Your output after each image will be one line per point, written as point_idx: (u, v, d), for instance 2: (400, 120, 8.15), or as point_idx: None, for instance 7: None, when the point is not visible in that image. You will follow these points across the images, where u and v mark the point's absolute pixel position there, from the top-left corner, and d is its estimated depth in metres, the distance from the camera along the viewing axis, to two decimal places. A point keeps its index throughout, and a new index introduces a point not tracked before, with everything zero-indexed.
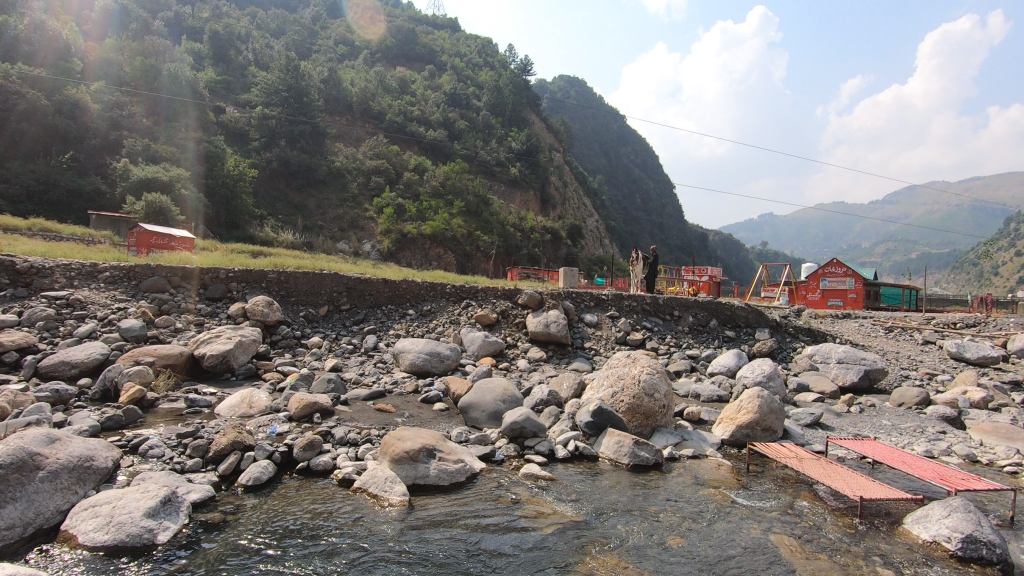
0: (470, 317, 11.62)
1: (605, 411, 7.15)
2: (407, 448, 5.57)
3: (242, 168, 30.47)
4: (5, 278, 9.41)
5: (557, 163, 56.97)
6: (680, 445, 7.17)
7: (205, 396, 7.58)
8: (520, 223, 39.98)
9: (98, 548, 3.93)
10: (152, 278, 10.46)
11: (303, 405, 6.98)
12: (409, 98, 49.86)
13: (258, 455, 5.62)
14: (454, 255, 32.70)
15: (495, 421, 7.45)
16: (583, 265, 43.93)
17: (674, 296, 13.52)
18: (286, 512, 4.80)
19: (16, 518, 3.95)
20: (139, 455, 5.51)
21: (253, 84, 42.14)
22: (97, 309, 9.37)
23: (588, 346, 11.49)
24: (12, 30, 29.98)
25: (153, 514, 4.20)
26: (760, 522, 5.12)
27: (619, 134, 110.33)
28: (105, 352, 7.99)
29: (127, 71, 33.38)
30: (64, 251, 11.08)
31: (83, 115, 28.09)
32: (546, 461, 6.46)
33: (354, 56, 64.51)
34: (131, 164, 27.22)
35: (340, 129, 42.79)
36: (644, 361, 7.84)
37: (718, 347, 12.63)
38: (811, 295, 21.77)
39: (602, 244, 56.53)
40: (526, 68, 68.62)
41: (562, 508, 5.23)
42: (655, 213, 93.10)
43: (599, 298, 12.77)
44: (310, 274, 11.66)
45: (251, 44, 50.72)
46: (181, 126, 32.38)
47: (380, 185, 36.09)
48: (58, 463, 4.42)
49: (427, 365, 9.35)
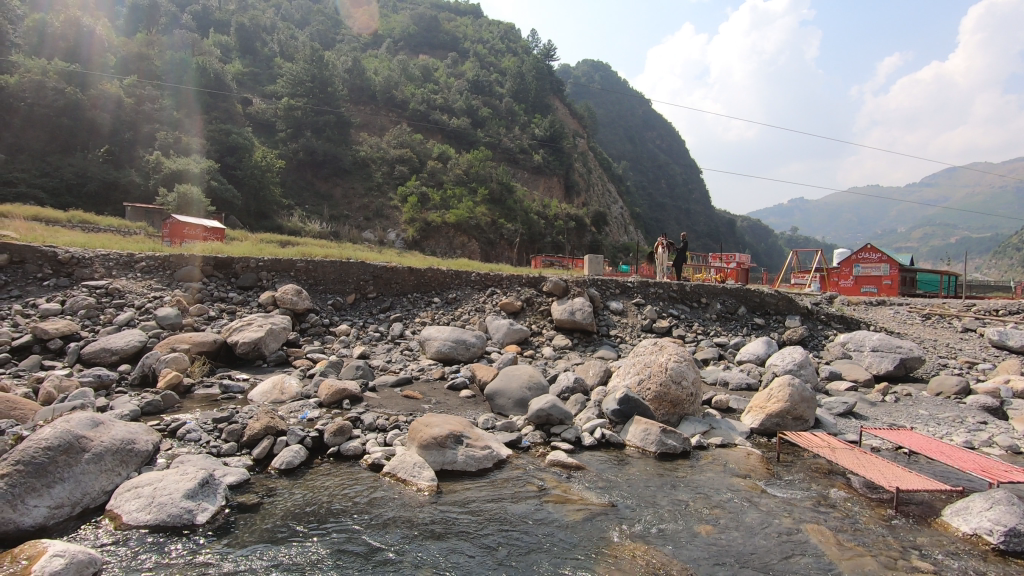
0: (494, 304, 11.66)
1: (632, 399, 7.13)
2: (435, 433, 5.64)
3: (269, 159, 31.05)
4: (49, 269, 9.83)
5: (581, 149, 56.52)
6: (708, 433, 7.11)
7: (238, 382, 7.81)
8: (544, 211, 39.77)
9: (140, 527, 4.09)
10: (186, 268, 10.75)
11: (333, 391, 7.12)
12: (432, 87, 49.94)
13: (290, 439, 5.75)
14: (478, 243, 32.80)
15: (520, 408, 7.48)
16: (607, 253, 43.52)
17: (702, 283, 13.35)
18: (318, 494, 4.92)
19: (64, 497, 4.14)
20: (177, 439, 5.71)
21: (279, 75, 42.74)
22: (134, 298, 9.67)
23: (613, 334, 11.41)
24: (47, 27, 30.99)
25: (192, 495, 4.34)
26: (791, 512, 5.05)
27: (644, 119, 108.60)
28: (143, 339, 8.25)
29: (158, 66, 34.28)
30: (103, 242, 11.47)
31: (118, 108, 28.83)
32: (573, 448, 6.47)
33: (377, 45, 64.78)
34: (163, 156, 27.95)
35: (365, 119, 43.14)
36: (671, 349, 7.76)
37: (747, 334, 12.43)
38: (844, 281, 21.18)
39: (627, 231, 55.94)
40: (548, 53, 68.03)
41: (589, 495, 5.25)
42: (681, 199, 91.51)
43: (624, 285, 12.67)
44: (337, 262, 11.83)
45: (277, 35, 51.29)
46: (210, 119, 33.11)
47: (404, 174, 36.28)
48: (102, 446, 4.59)
49: (453, 352, 9.42)
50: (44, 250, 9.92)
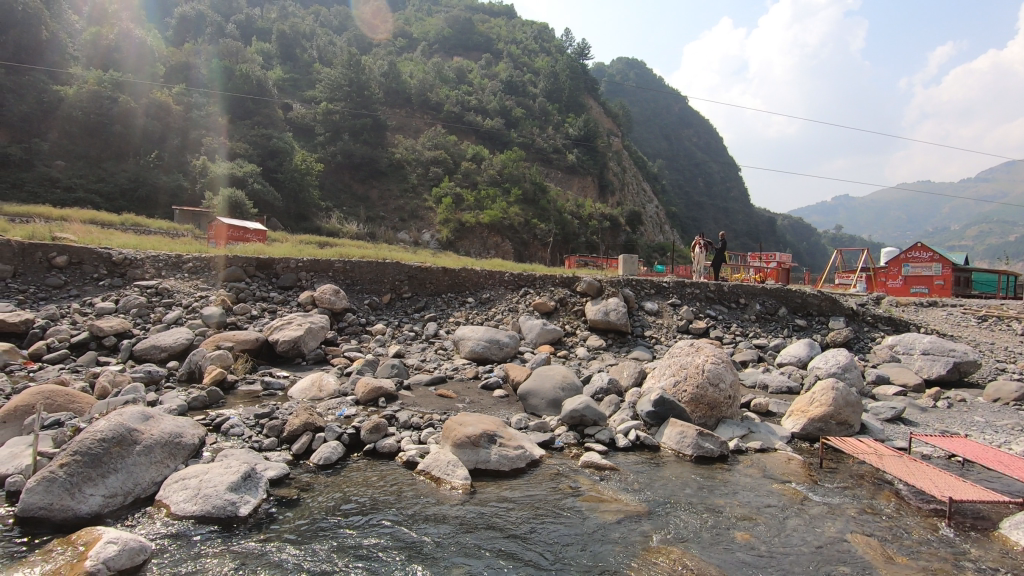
0: (528, 305, 11.65)
1: (667, 401, 7.00)
2: (468, 433, 5.68)
3: (308, 162, 31.87)
4: (104, 270, 10.33)
5: (616, 148, 56.00)
6: (747, 438, 6.93)
7: (279, 379, 8.04)
8: (579, 211, 39.48)
9: (188, 517, 4.25)
10: (230, 268, 11.13)
11: (369, 389, 7.24)
12: (466, 88, 50.33)
13: (327, 436, 5.88)
14: (511, 244, 32.83)
15: (554, 408, 7.46)
16: (643, 252, 42.94)
17: (740, 283, 13.03)
18: (354, 490, 5.02)
19: (118, 487, 4.34)
20: (222, 433, 5.92)
21: (318, 81, 43.86)
22: (182, 297, 10.08)
23: (648, 334, 11.24)
24: (103, 40, 32.63)
25: (236, 488, 4.49)
26: (836, 520, 4.87)
27: (679, 116, 106.89)
28: (190, 337, 8.57)
29: (205, 74, 35.64)
30: (153, 244, 11.98)
31: (167, 115, 30.09)
32: (606, 449, 6.40)
33: (412, 48, 65.73)
34: (209, 161, 29.07)
35: (400, 121, 43.83)
36: (708, 351, 7.59)
37: (787, 336, 12.07)
38: (892, 282, 20.20)
39: (663, 230, 55.08)
40: (582, 51, 67.65)
41: (623, 497, 5.19)
42: (719, 197, 89.54)
43: (660, 286, 12.48)
44: (373, 263, 12.04)
45: (316, 41, 52.62)
46: (253, 124, 34.20)
47: (439, 175, 36.73)
48: (152, 439, 4.80)
49: (487, 352, 9.46)
50: (100, 252, 10.44)
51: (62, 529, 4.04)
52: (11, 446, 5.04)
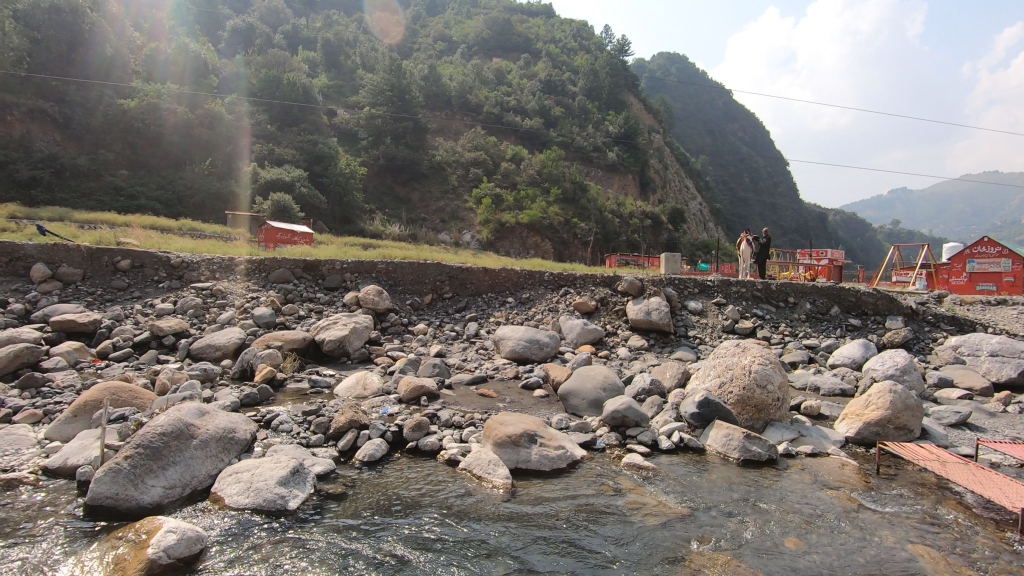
0: (568, 304, 11.59)
1: (712, 402, 6.83)
2: (509, 432, 5.70)
3: (352, 167, 32.74)
4: (163, 273, 10.89)
5: (657, 145, 55.12)
6: (798, 441, 6.68)
7: (325, 378, 8.27)
8: (619, 209, 38.96)
9: (242, 509, 4.43)
10: (279, 270, 11.53)
11: (411, 388, 7.36)
12: (506, 89, 50.64)
13: (372, 434, 6.01)
14: (551, 243, 32.76)
15: (595, 409, 7.40)
16: (686, 251, 42.06)
17: (789, 282, 12.59)
18: (398, 487, 5.10)
19: (177, 479, 4.56)
20: (272, 429, 6.14)
21: (360, 87, 44.99)
22: (235, 298, 10.51)
23: (692, 334, 11.00)
24: (162, 55, 34.39)
25: (285, 483, 4.65)
26: (894, 529, 4.65)
27: (723, 111, 104.31)
28: (242, 336, 8.94)
29: (254, 83, 37.05)
30: (208, 248, 12.56)
31: (220, 125, 31.44)
32: (649, 451, 6.30)
33: (452, 52, 66.59)
34: (259, 168, 30.23)
35: (441, 124, 44.49)
36: (756, 351, 7.36)
37: (841, 336, 11.56)
38: (955, 279, 18.18)
39: (706, 228, 53.82)
40: (623, 48, 66.85)
41: (667, 499, 5.11)
42: (766, 193, 86.76)
43: (704, 285, 12.20)
44: (415, 264, 12.25)
45: (359, 48, 54.00)
46: (299, 130, 35.31)
47: (478, 176, 37.08)
48: (208, 434, 5.03)
49: (527, 352, 9.46)
50: (159, 256, 11.00)
51: (126, 517, 4.28)
52: (81, 439, 5.37)
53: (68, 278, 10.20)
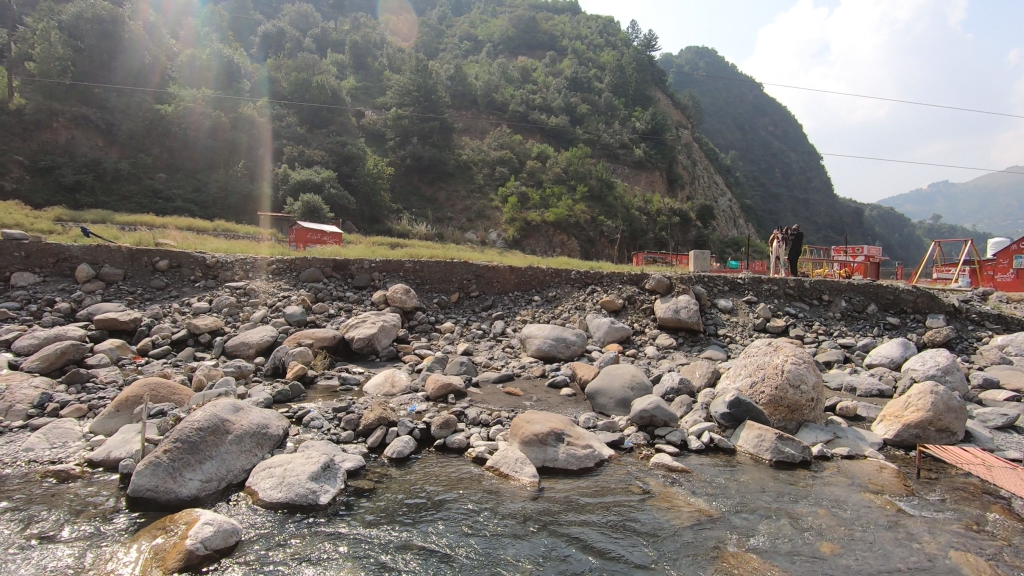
0: (595, 303, 11.51)
1: (743, 402, 6.70)
2: (536, 431, 5.70)
3: (380, 168, 33.17)
4: (199, 273, 11.21)
5: (685, 141, 54.29)
6: (833, 443, 6.50)
7: (354, 375, 8.40)
8: (647, 207, 38.43)
9: (274, 504, 4.52)
10: (309, 270, 11.74)
11: (439, 386, 7.42)
12: (531, 87, 50.61)
13: (400, 431, 6.08)
14: (578, 241, 32.56)
15: (622, 408, 7.33)
16: (715, 248, 41.32)
17: (823, 279, 12.26)
18: (426, 484, 5.15)
19: (213, 472, 4.70)
20: (303, 425, 6.27)
21: (387, 88, 45.52)
22: (267, 297, 10.75)
23: (722, 333, 10.80)
24: (197, 61, 35.40)
25: (316, 478, 4.74)
26: (934, 535, 4.50)
27: (753, 105, 102.17)
28: (274, 334, 9.15)
29: (285, 87, 37.83)
30: (242, 248, 12.88)
31: (252, 128, 32.22)
32: (678, 451, 6.22)
33: (478, 51, 66.79)
34: (290, 169, 30.85)
35: (467, 123, 44.76)
36: (788, 350, 7.20)
37: (878, 335, 11.20)
38: (1000, 275, 16.65)
39: (736, 225, 52.77)
40: (650, 43, 66.03)
41: (697, 501, 5.02)
42: (798, 188, 84.65)
43: (734, 282, 11.98)
44: (442, 263, 12.33)
45: (386, 50, 54.67)
46: (328, 131, 35.90)
47: (505, 175, 37.11)
48: (243, 429, 5.17)
49: (553, 351, 9.43)
50: (196, 256, 11.33)
51: (165, 509, 4.42)
52: (123, 433, 5.58)
53: (110, 278, 10.59)
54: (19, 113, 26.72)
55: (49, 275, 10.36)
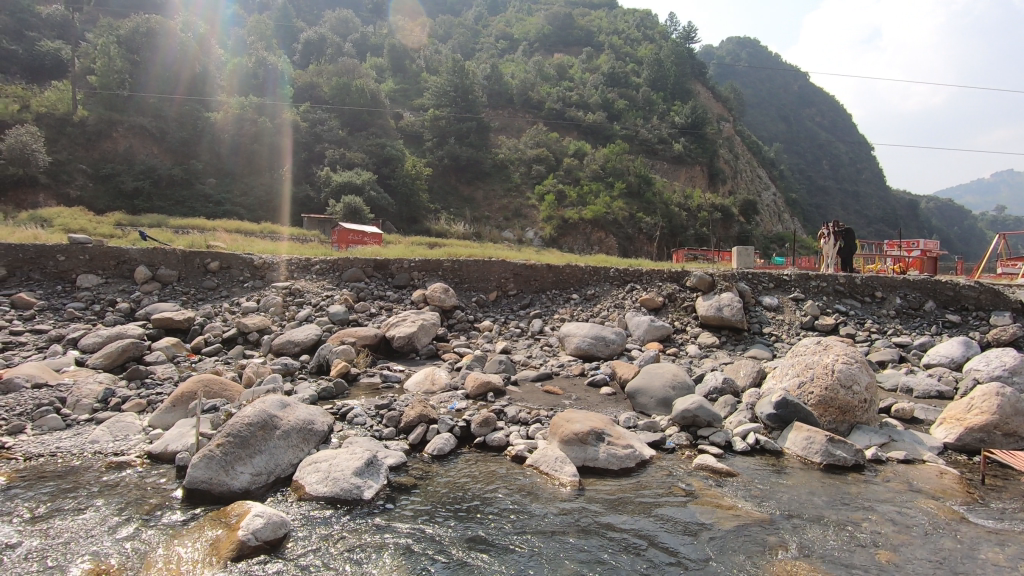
0: (635, 300, 11.34)
1: (791, 403, 6.48)
2: (576, 430, 5.66)
3: (418, 168, 33.65)
4: (248, 273, 11.63)
5: (726, 134, 52.96)
6: (887, 446, 6.22)
7: (395, 373, 8.55)
8: (687, 202, 37.56)
9: (320, 498, 4.65)
10: (351, 270, 12.01)
11: (478, 384, 7.46)
12: (567, 84, 50.36)
13: (441, 428, 6.16)
14: (616, 239, 32.13)
15: (664, 407, 7.21)
16: (759, 244, 40.11)
17: (876, 275, 11.74)
18: (467, 481, 5.20)
19: (262, 466, 4.87)
20: (347, 422, 6.42)
21: (425, 90, 46.17)
22: (312, 297, 11.05)
23: (767, 332, 10.47)
24: (245, 69, 36.79)
25: (360, 473, 4.85)
26: (1003, 545, 4.24)
27: (799, 95, 98.71)
28: (319, 332, 9.40)
29: (326, 91, 38.82)
30: (287, 249, 13.30)
31: (296, 132, 33.19)
32: (722, 452, 6.08)
33: (514, 49, 66.92)
34: (332, 171, 31.56)
35: (503, 123, 45.00)
36: (839, 349, 6.92)
37: (937, 334, 10.64)
38: None
39: (781, 220, 51.11)
40: (689, 36, 64.68)
41: (743, 503, 4.90)
42: (847, 180, 81.30)
43: (780, 279, 11.59)
44: (480, 262, 12.41)
45: (423, 52, 55.48)
46: (368, 133, 36.64)
47: (542, 173, 37.05)
48: (290, 425, 5.33)
49: (593, 349, 9.37)
50: (245, 257, 11.76)
51: (218, 501, 4.61)
52: (179, 427, 5.84)
53: (166, 279, 11.10)
54: (83, 124, 28.68)
55: (110, 277, 10.94)
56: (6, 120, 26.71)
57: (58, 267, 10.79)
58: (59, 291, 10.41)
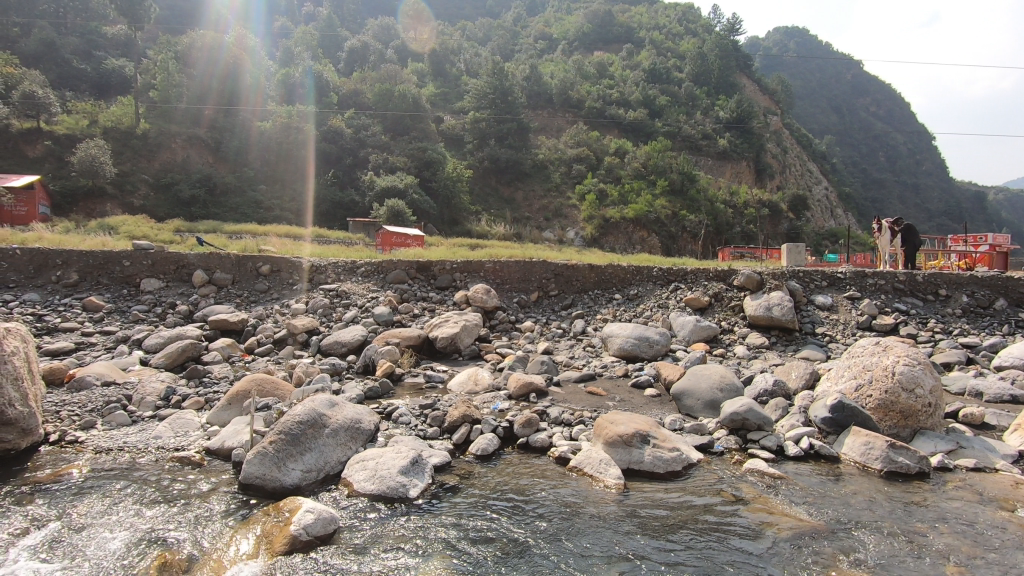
0: (679, 300, 11.11)
1: (847, 406, 6.20)
2: (621, 431, 5.59)
3: (459, 170, 34.00)
4: (298, 277, 12.00)
5: (775, 128, 51.25)
6: (955, 454, 5.87)
7: (439, 373, 8.66)
8: (733, 199, 36.47)
9: (369, 495, 4.75)
10: (395, 271, 12.23)
11: (521, 384, 7.47)
12: (608, 82, 49.90)
13: (484, 428, 6.19)
14: (659, 238, 31.58)
15: (711, 409, 7.02)
16: (810, 241, 38.69)
17: (940, 272, 11.11)
18: (510, 482, 5.20)
19: (313, 464, 5.02)
20: (393, 421, 6.55)
21: (465, 93, 46.69)
22: (357, 298, 11.30)
23: (820, 332, 10.04)
24: (293, 79, 38.22)
25: (406, 472, 4.94)
26: None
27: (852, 84, 94.58)
28: (365, 334, 9.61)
29: (369, 97, 39.76)
30: (334, 252, 13.69)
31: (341, 138, 34.13)
32: (774, 457, 5.86)
33: (553, 49, 66.83)
34: (375, 175, 32.20)
35: (543, 123, 45.04)
36: (900, 350, 6.57)
37: (1009, 335, 9.96)
38: None
39: (834, 215, 49.06)
40: (734, 26, 62.94)
41: (796, 510, 4.73)
42: (906, 173, 77.15)
43: (834, 277, 11.10)
44: (521, 263, 12.42)
45: (463, 56, 56.16)
46: (410, 136, 37.30)
47: (582, 172, 36.85)
48: (338, 424, 5.47)
49: (636, 350, 9.24)
50: (294, 261, 12.15)
51: (272, 496, 4.78)
52: (234, 425, 6.09)
53: (222, 282, 11.60)
54: (145, 137, 30.80)
55: (171, 280, 11.52)
56: (78, 135, 28.99)
57: (124, 272, 11.43)
58: (125, 294, 11.03)
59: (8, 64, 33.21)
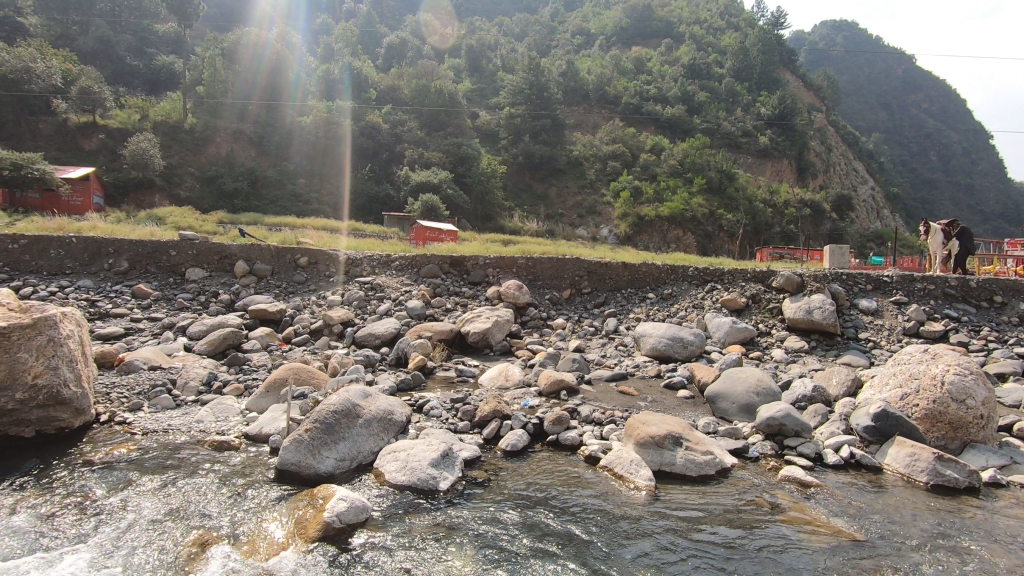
0: (715, 301, 10.89)
1: (891, 415, 5.97)
2: (653, 432, 5.52)
3: (493, 166, 34.02)
4: (334, 270, 12.24)
5: (819, 125, 49.66)
6: (1008, 469, 5.58)
7: (470, 368, 8.71)
8: (772, 198, 35.48)
9: (400, 486, 4.82)
10: (429, 265, 12.34)
11: (551, 381, 7.45)
12: (646, 78, 49.19)
13: (514, 424, 6.21)
14: (694, 236, 30.96)
15: (747, 413, 6.86)
16: (854, 242, 37.36)
17: (996, 278, 10.54)
18: (539, 479, 5.19)
19: (347, 453, 5.14)
20: (424, 414, 6.63)
21: (501, 89, 46.77)
22: (391, 292, 11.45)
23: (864, 337, 9.69)
24: (333, 75, 38.94)
25: (436, 465, 5.00)
26: None
27: (903, 79, 90.74)
28: (398, 327, 9.75)
29: (406, 93, 40.23)
30: (370, 246, 13.90)
31: (378, 133, 34.60)
32: (812, 464, 5.70)
33: (590, 44, 66.29)
34: (411, 170, 32.49)
35: (578, 119, 44.77)
36: (949, 359, 6.29)
37: None
38: None
39: (880, 216, 47.26)
40: (779, 20, 61.19)
41: (835, 520, 4.59)
42: (960, 173, 73.61)
43: (880, 280, 10.68)
44: (554, 259, 12.38)
45: (499, 51, 56.23)
46: (446, 132, 37.52)
47: (617, 169, 36.44)
48: (370, 415, 5.57)
49: (670, 350, 9.10)
50: (331, 254, 12.38)
51: (306, 483, 4.89)
52: (272, 411, 6.27)
53: (262, 273, 11.93)
54: (192, 131, 31.93)
55: (214, 270, 11.91)
56: (130, 129, 30.27)
57: (171, 261, 11.88)
58: (171, 283, 11.48)
59: (68, 61, 34.89)
